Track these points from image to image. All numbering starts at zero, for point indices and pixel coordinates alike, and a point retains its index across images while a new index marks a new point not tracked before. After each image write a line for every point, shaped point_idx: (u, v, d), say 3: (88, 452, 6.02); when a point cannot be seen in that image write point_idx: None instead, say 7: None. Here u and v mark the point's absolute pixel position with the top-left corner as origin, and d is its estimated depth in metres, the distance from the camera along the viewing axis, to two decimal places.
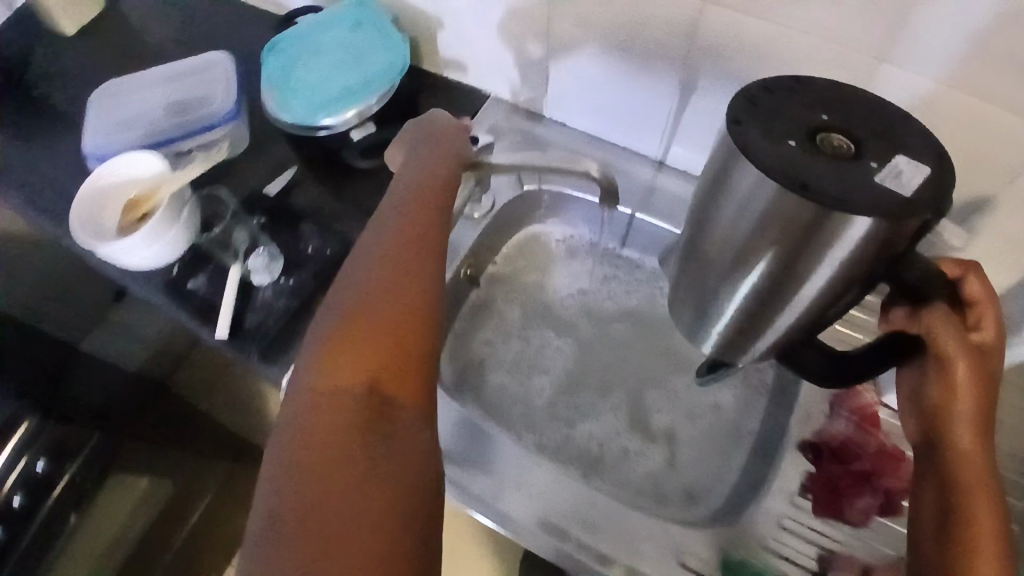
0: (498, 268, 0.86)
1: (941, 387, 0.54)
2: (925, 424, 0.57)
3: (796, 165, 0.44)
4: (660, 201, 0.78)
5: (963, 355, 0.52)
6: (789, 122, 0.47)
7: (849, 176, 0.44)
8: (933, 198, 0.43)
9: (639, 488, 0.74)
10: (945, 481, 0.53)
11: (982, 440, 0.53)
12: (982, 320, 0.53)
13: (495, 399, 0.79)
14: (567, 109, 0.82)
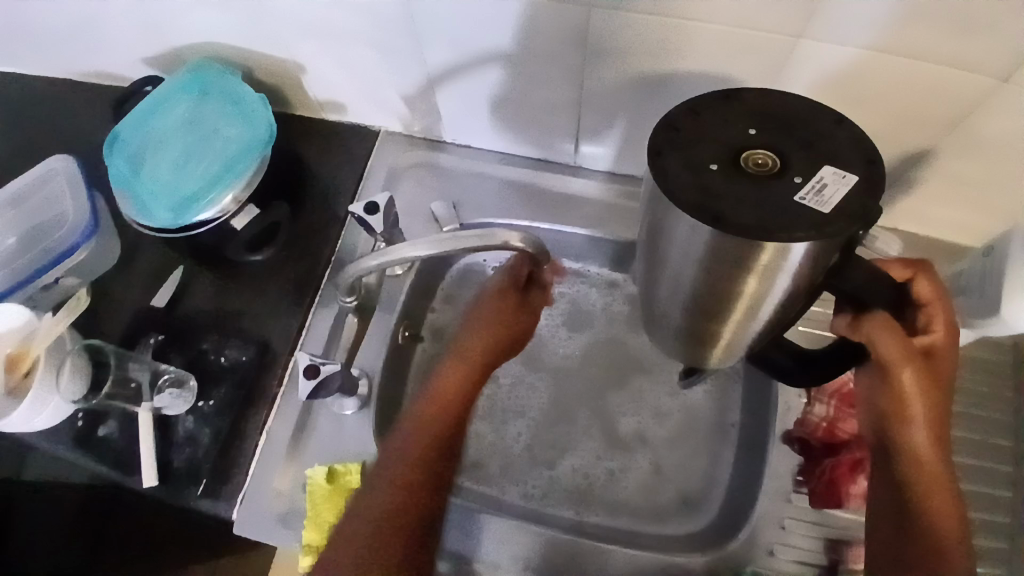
0: (440, 313, 0.78)
1: (890, 397, 0.54)
2: (879, 427, 0.56)
3: (715, 194, 0.39)
4: (587, 210, 0.75)
5: (911, 368, 0.50)
6: (717, 140, 0.42)
7: (771, 199, 0.39)
8: (860, 210, 0.38)
9: (636, 509, 0.69)
10: (904, 493, 0.54)
11: (938, 440, 0.54)
12: (932, 321, 0.51)
13: (470, 455, 0.72)
14: (469, 132, 0.76)
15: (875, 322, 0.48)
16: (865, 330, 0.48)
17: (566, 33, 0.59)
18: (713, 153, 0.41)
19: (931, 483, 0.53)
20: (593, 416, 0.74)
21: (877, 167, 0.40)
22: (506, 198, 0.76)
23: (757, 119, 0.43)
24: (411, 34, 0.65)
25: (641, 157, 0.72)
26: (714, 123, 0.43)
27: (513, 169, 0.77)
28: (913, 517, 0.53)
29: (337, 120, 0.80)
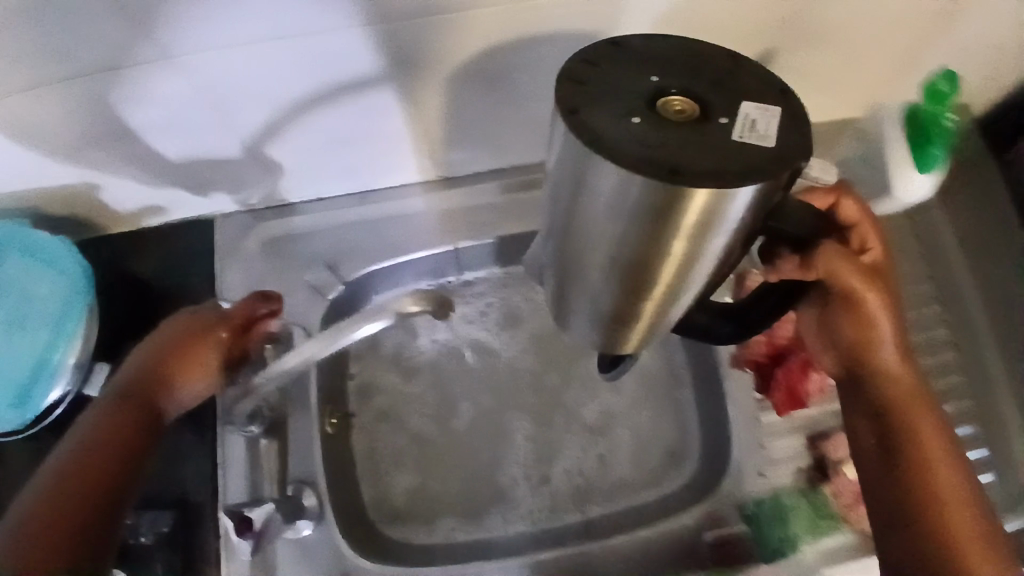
0: (359, 376, 0.72)
1: (855, 324, 0.56)
2: (845, 359, 0.58)
3: (655, 148, 0.35)
4: (470, 216, 0.71)
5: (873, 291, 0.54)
6: (629, 93, 0.38)
7: (709, 145, 0.36)
8: (797, 141, 0.37)
9: (630, 484, 0.69)
10: (884, 416, 0.56)
11: (903, 356, 0.57)
12: (866, 240, 0.56)
13: (453, 505, 0.68)
14: (314, 182, 0.69)
15: (829, 248, 0.48)
16: (821, 260, 0.48)
17: (391, 52, 0.54)
18: (630, 106, 0.37)
19: (908, 397, 0.56)
20: (556, 413, 0.72)
21: (789, 96, 0.39)
22: (382, 237, 0.70)
23: (657, 66, 0.39)
24: (226, 107, 0.56)
25: (504, 147, 0.69)
26: (616, 78, 0.39)
27: (377, 203, 0.71)
28: (904, 438, 0.55)
29: (165, 223, 0.71)
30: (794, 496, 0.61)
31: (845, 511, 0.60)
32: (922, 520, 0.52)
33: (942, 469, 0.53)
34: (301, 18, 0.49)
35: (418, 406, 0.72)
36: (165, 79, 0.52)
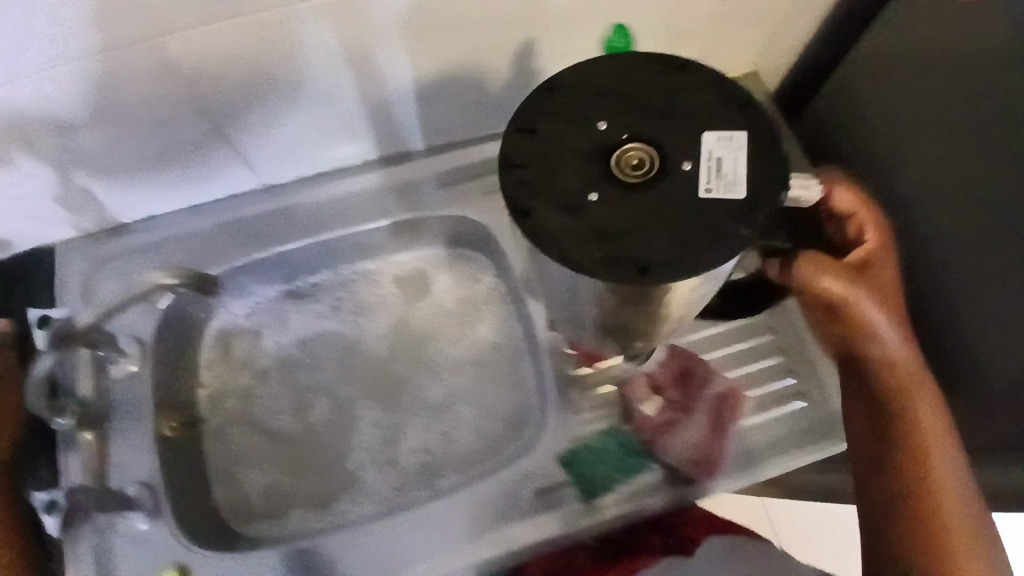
0: (211, 385, 0.74)
1: (839, 320, 0.60)
2: (840, 344, 0.63)
3: (611, 232, 0.40)
4: (298, 219, 0.76)
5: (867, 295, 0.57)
6: (580, 160, 0.42)
7: (669, 211, 0.40)
8: (762, 177, 0.41)
9: (476, 451, 0.73)
10: (885, 399, 0.59)
11: (905, 335, 0.58)
12: (862, 229, 0.62)
13: (304, 494, 0.71)
14: (142, 203, 0.73)
15: (807, 259, 0.56)
16: (801, 272, 0.57)
17: (163, 68, 0.58)
18: (583, 179, 0.41)
19: (905, 383, 0.58)
20: (404, 397, 0.75)
21: (750, 115, 0.43)
22: (212, 248, 0.74)
23: (609, 111, 0.43)
24: (20, 139, 0.61)
25: (321, 150, 0.74)
26: (561, 143, 0.42)
27: (206, 216, 0.75)
28: (904, 447, 0.58)
29: (13, 256, 0.74)
30: (604, 436, 0.66)
31: (650, 445, 0.64)
32: (907, 510, 0.57)
33: (936, 463, 0.57)
34: (55, 45, 0.53)
35: (272, 406, 0.74)
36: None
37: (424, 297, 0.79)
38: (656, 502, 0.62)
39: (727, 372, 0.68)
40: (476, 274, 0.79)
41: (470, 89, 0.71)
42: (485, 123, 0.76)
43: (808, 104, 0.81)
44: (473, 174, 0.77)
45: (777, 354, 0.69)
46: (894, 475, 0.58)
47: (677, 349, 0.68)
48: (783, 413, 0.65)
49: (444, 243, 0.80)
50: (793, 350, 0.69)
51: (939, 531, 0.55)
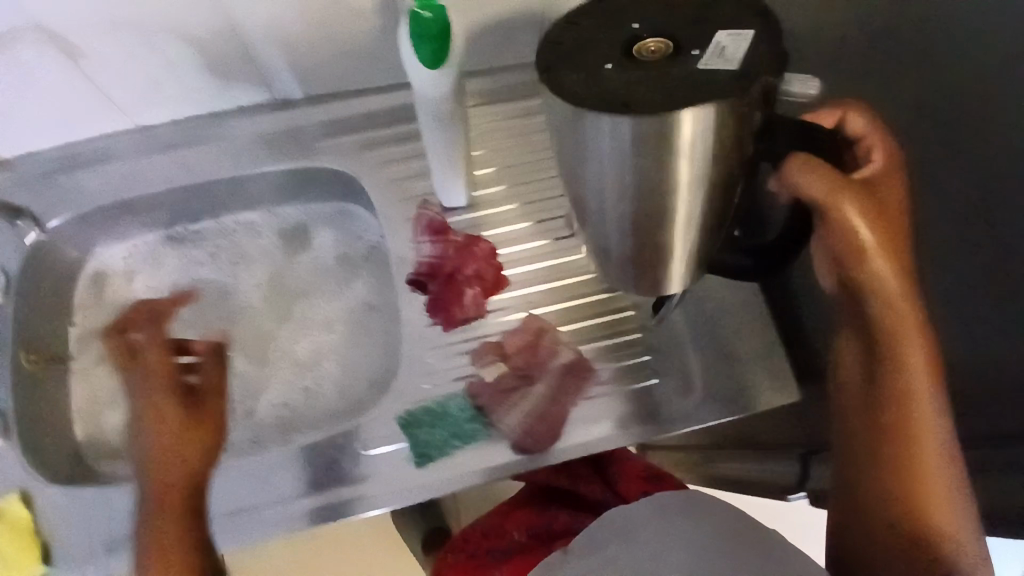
0: (82, 325, 0.75)
1: (841, 237, 0.47)
2: (835, 273, 0.49)
3: (624, 83, 0.42)
4: (168, 162, 0.74)
5: (859, 215, 0.45)
6: (606, 44, 0.45)
7: (679, 72, 0.42)
8: (770, 55, 0.42)
9: (335, 411, 0.71)
10: (881, 347, 0.48)
11: (904, 269, 0.47)
12: (869, 151, 0.47)
13: (158, 437, 0.71)
14: (12, 139, 0.72)
15: (797, 163, 0.44)
16: (803, 185, 0.44)
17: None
18: (608, 51, 0.44)
19: (897, 330, 0.47)
20: (271, 351, 0.74)
21: (767, 17, 0.44)
22: (81, 186, 0.73)
23: (648, 13, 0.46)
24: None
25: (193, 94, 0.72)
26: (603, 26, 0.46)
27: (78, 156, 0.74)
28: (896, 411, 0.48)
29: None
30: (444, 399, 0.64)
31: (486, 410, 0.64)
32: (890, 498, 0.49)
33: (925, 439, 0.47)
34: None
35: None
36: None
37: (302, 252, 0.78)
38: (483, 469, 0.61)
39: (579, 342, 0.67)
40: (357, 231, 0.79)
41: (345, 40, 0.68)
42: (368, 77, 0.74)
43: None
44: (352, 128, 0.75)
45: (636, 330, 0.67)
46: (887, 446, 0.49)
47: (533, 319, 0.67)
48: (626, 385, 0.64)
49: (329, 199, 0.79)
50: (656, 328, 0.67)
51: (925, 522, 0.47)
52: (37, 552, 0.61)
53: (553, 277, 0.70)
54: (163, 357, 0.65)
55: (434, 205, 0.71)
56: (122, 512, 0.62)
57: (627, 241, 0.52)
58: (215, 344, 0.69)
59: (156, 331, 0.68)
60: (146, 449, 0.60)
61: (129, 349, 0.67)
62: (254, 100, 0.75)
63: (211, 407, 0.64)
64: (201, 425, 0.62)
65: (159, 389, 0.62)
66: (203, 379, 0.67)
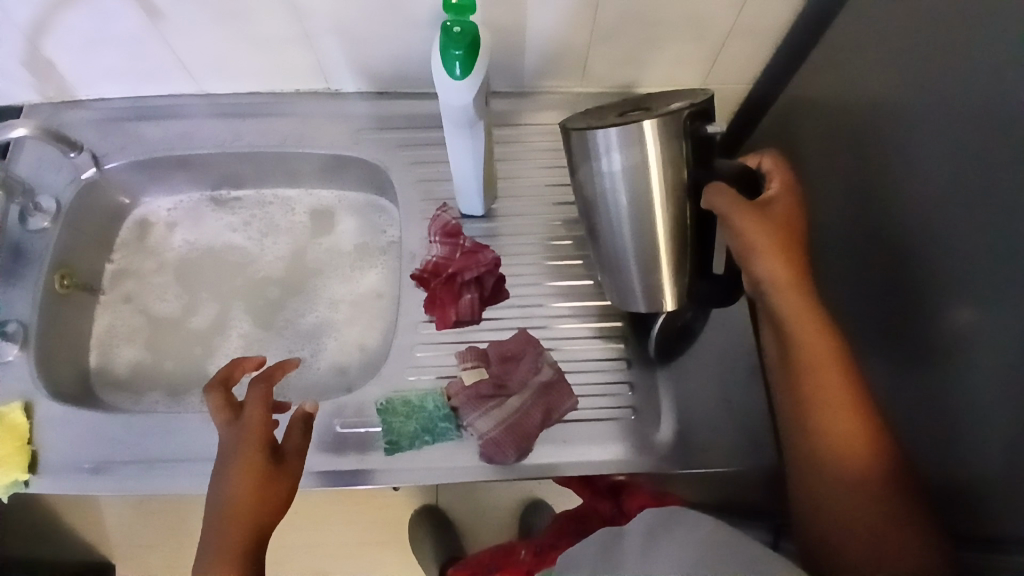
0: (118, 263, 0.82)
1: (743, 246, 0.55)
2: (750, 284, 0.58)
3: (598, 120, 0.55)
4: (222, 132, 0.80)
5: (754, 227, 0.54)
6: (610, 108, 0.59)
7: (634, 115, 0.54)
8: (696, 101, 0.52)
9: (324, 384, 0.75)
10: (785, 339, 0.56)
11: (794, 264, 0.55)
12: (773, 183, 0.58)
13: (161, 377, 0.76)
14: (92, 83, 0.79)
15: (711, 190, 0.54)
16: (717, 205, 0.54)
17: None
18: (607, 110, 0.59)
19: (792, 314, 0.55)
20: (278, 318, 0.78)
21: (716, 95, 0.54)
22: (143, 138, 0.80)
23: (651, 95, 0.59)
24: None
25: (256, 74, 0.78)
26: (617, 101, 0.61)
27: (146, 110, 0.81)
28: (804, 382, 0.55)
29: None
30: (422, 394, 0.67)
31: (460, 411, 0.66)
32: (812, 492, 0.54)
33: (828, 403, 0.53)
34: None
35: (162, 295, 0.80)
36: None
37: (327, 234, 0.82)
38: (449, 468, 0.64)
39: (562, 363, 0.69)
40: (378, 222, 0.82)
41: (399, 45, 0.73)
42: (417, 82, 0.79)
43: (744, 144, 0.83)
44: (393, 127, 0.79)
45: (619, 364, 0.69)
46: (799, 434, 0.55)
47: (520, 332, 0.69)
48: (600, 416, 0.67)
49: (361, 189, 0.83)
50: (639, 366, 0.69)
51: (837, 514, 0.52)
52: (26, 459, 0.66)
53: (550, 297, 0.72)
54: (263, 410, 0.55)
55: (452, 210, 0.75)
56: (110, 440, 0.67)
57: (625, 261, 0.59)
58: (311, 411, 0.59)
59: (264, 391, 0.56)
60: (218, 504, 0.52)
61: (231, 401, 0.57)
62: (310, 87, 0.80)
63: (292, 470, 0.56)
64: (279, 489, 0.54)
65: (251, 438, 0.54)
66: (289, 444, 0.58)
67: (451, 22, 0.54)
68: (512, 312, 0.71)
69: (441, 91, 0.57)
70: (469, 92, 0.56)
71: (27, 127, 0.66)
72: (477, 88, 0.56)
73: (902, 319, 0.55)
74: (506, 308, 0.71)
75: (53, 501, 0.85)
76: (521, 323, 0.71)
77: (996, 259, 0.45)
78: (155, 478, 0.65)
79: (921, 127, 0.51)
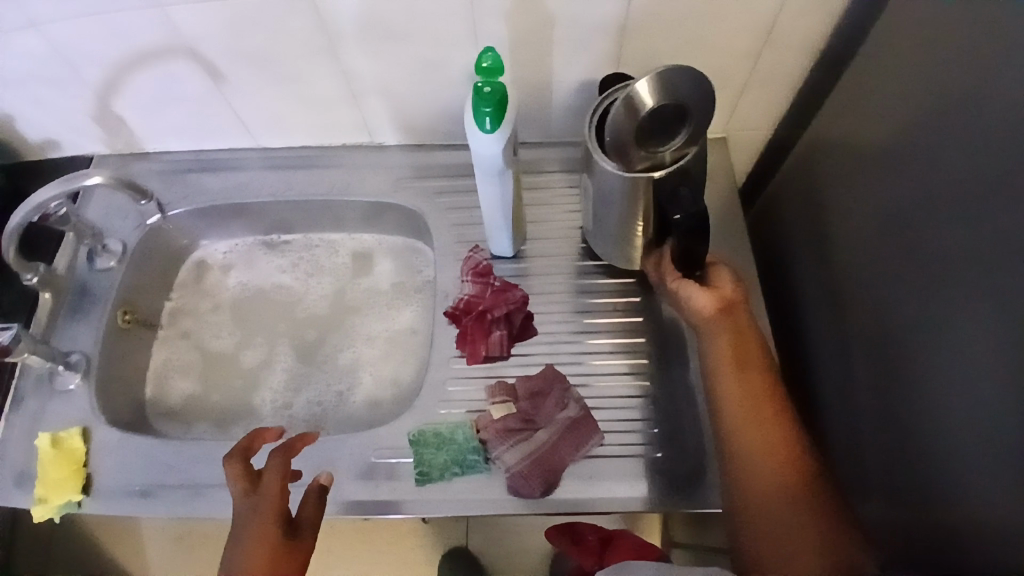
0: (176, 302, 0.88)
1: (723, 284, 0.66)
2: (719, 306, 0.64)
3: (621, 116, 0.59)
4: (272, 182, 0.86)
5: (727, 279, 0.67)
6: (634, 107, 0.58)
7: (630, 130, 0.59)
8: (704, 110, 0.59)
9: (360, 418, 0.78)
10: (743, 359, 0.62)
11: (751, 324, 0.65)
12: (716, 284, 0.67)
13: (209, 408, 0.81)
14: (158, 138, 0.87)
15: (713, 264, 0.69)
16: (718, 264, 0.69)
17: (173, 36, 0.72)
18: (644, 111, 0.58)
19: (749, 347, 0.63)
20: (319, 354, 0.83)
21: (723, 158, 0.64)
22: (201, 187, 0.87)
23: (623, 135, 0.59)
24: (68, 69, 0.76)
25: (304, 128, 0.84)
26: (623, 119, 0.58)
27: (205, 162, 0.89)
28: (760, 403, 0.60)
29: (60, 157, 0.90)
30: (451, 426, 0.69)
31: (486, 444, 0.68)
32: (755, 478, 0.57)
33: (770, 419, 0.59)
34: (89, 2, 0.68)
35: (214, 331, 0.86)
36: (16, 40, 0.72)
37: (366, 274, 0.87)
38: (478, 498, 0.66)
39: (588, 399, 0.71)
40: (415, 261, 0.87)
41: (435, 101, 0.79)
42: (450, 134, 0.84)
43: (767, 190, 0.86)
44: (430, 175, 0.85)
45: (646, 400, 0.70)
46: (751, 432, 0.59)
47: (548, 367, 0.72)
48: (626, 452, 0.68)
49: (399, 233, 0.89)
50: (665, 403, 0.70)
51: (789, 511, 0.55)
52: (80, 482, 0.70)
53: (577, 335, 0.74)
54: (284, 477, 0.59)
55: (484, 251, 0.79)
56: (161, 467, 0.70)
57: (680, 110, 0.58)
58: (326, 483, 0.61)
59: (283, 464, 0.59)
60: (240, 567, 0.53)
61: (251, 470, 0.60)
62: (355, 140, 0.86)
63: (306, 542, 0.57)
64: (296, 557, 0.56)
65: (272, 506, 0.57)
66: (304, 514, 0.59)
67: (481, 81, 0.59)
68: (538, 348, 0.74)
69: (473, 144, 0.62)
70: (498, 143, 0.61)
71: (100, 176, 0.73)
72: (505, 138, 0.61)
73: (875, 368, 0.63)
74: (533, 344, 0.74)
75: (107, 531, 0.89)
76: (549, 359, 0.73)
77: (975, 323, 0.50)
78: (202, 503, 0.68)
79: (900, 202, 0.58)
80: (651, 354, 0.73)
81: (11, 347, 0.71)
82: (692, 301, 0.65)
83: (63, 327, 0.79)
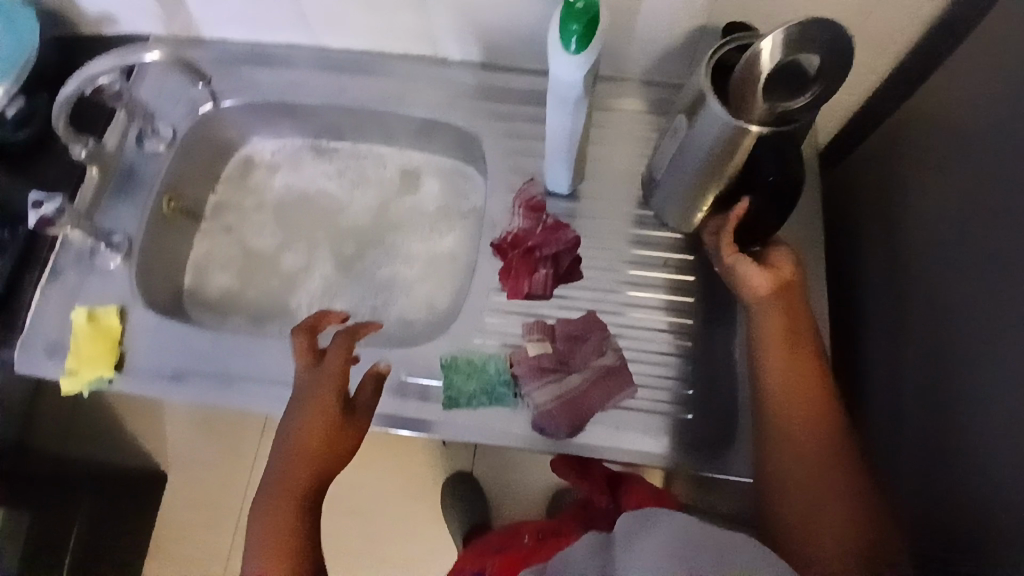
0: (220, 195, 0.87)
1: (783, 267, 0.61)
2: (775, 290, 0.60)
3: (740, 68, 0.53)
4: (328, 85, 0.83)
5: (788, 264, 0.61)
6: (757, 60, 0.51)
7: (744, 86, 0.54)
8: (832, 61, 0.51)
9: (393, 334, 0.77)
10: (795, 342, 0.59)
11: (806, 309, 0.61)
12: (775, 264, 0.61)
13: (243, 303, 0.81)
14: (216, 24, 0.84)
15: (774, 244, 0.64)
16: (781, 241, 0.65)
17: None
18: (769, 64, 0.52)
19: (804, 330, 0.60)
20: (357, 266, 0.82)
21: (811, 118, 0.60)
22: (255, 80, 0.84)
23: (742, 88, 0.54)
24: None
25: (367, 32, 0.81)
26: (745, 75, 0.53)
27: (261, 55, 0.86)
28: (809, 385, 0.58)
29: (114, 32, 0.87)
30: (485, 356, 0.68)
31: (518, 380, 0.67)
32: (789, 460, 0.57)
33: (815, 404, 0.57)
34: None
35: (255, 229, 0.85)
36: None
37: (412, 192, 0.85)
38: (502, 430, 0.66)
39: (625, 350, 0.69)
40: (464, 186, 0.85)
41: (509, 18, 0.74)
42: (518, 58, 0.80)
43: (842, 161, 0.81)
44: (491, 99, 0.81)
45: (685, 359, 0.69)
46: (791, 412, 0.57)
47: (589, 313, 0.70)
48: (656, 409, 0.67)
49: (451, 154, 0.86)
50: (703, 364, 0.68)
51: (820, 497, 0.54)
52: (114, 359, 0.71)
53: (623, 284, 0.72)
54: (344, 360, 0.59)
55: (538, 185, 0.77)
56: (194, 354, 0.71)
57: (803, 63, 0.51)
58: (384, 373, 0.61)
59: (347, 346, 0.59)
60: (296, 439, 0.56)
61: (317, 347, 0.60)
62: (418, 52, 0.83)
63: (361, 423, 0.58)
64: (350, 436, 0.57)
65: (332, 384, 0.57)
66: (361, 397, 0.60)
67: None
68: (581, 292, 0.72)
69: (552, 67, 0.58)
70: (581, 68, 0.57)
71: (158, 53, 0.70)
72: (590, 63, 0.57)
73: (931, 362, 0.60)
74: (577, 287, 0.72)
75: None
76: (591, 304, 0.71)
77: None
78: (232, 394, 0.69)
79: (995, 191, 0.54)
80: (695, 315, 0.71)
81: (55, 219, 0.71)
82: (747, 279, 0.60)
83: (108, 206, 0.79)
